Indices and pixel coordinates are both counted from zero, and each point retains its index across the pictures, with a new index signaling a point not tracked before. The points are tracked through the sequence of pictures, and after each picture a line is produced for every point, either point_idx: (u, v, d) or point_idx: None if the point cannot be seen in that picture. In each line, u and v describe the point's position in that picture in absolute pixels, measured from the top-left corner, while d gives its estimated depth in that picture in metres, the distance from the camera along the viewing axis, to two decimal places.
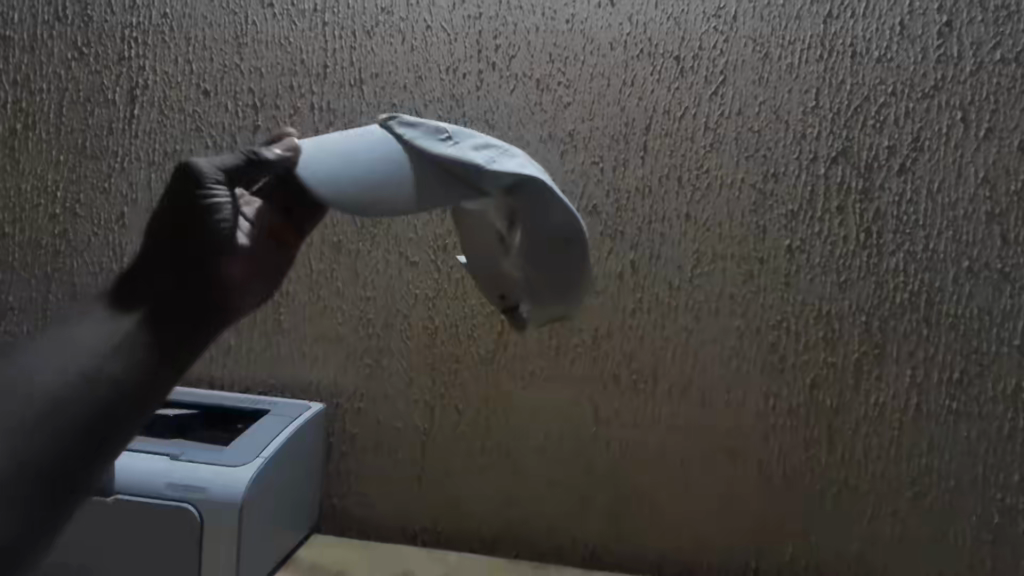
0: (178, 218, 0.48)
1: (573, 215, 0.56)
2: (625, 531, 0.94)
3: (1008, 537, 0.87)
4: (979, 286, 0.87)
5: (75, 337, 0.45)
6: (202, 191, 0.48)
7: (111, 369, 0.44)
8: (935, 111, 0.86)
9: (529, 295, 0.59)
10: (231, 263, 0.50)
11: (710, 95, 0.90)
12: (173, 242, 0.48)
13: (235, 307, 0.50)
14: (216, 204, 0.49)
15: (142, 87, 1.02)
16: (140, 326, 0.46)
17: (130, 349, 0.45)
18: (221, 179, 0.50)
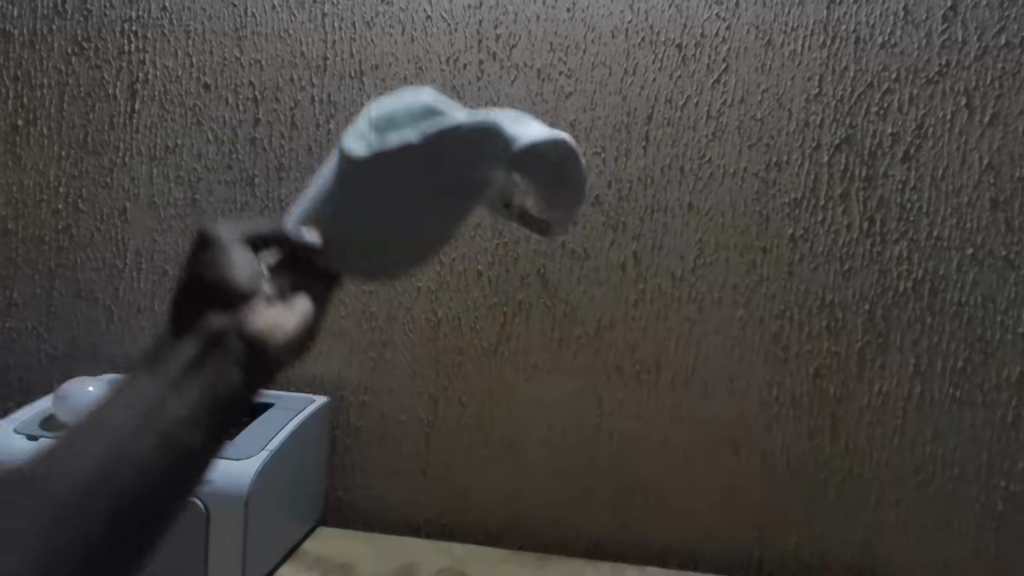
0: (194, 282, 0.41)
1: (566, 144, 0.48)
2: (629, 522, 0.94)
3: (1013, 524, 0.87)
4: (984, 274, 0.86)
5: (115, 401, 0.36)
6: (215, 249, 0.42)
7: (160, 423, 0.36)
8: (939, 97, 0.86)
9: (542, 203, 0.50)
10: (264, 313, 0.41)
11: (713, 84, 0.89)
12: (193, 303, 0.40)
13: (269, 356, 0.40)
14: (231, 258, 0.42)
15: (142, 81, 1.01)
16: (186, 368, 0.38)
17: (177, 399, 0.37)
18: (240, 241, 0.43)
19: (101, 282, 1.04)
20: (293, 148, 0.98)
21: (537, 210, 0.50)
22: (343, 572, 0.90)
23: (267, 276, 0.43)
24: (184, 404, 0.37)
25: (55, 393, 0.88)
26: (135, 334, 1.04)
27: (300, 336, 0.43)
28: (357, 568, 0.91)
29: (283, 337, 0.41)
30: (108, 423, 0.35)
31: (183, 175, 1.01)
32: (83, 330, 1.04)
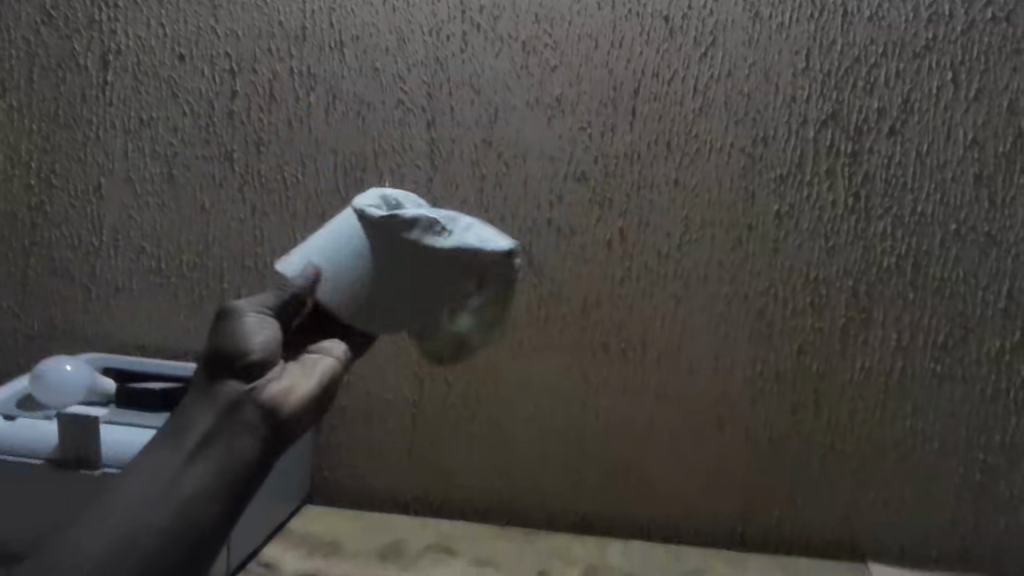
0: (215, 357, 0.52)
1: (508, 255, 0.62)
2: (615, 498, 0.95)
3: (989, 495, 0.89)
4: (966, 250, 0.87)
5: (140, 478, 0.47)
6: (235, 320, 0.54)
7: (173, 500, 0.46)
8: (925, 72, 0.85)
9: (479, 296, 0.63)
10: (281, 376, 0.53)
11: (700, 57, 0.88)
12: (215, 378, 0.51)
13: (283, 418, 0.51)
14: (248, 328, 0.54)
15: (114, 52, 0.98)
16: (200, 442, 0.48)
17: (195, 470, 0.47)
18: (256, 310, 0.56)
19: (77, 260, 1.01)
20: (272, 122, 0.96)
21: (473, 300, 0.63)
22: (330, 549, 0.90)
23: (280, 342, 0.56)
24: (201, 474, 0.47)
25: (31, 373, 0.87)
26: (113, 313, 1.02)
27: (306, 402, 0.52)
28: (344, 545, 0.91)
29: (302, 396, 0.52)
30: (136, 503, 0.46)
31: (159, 150, 0.99)
32: (60, 310, 1.02)
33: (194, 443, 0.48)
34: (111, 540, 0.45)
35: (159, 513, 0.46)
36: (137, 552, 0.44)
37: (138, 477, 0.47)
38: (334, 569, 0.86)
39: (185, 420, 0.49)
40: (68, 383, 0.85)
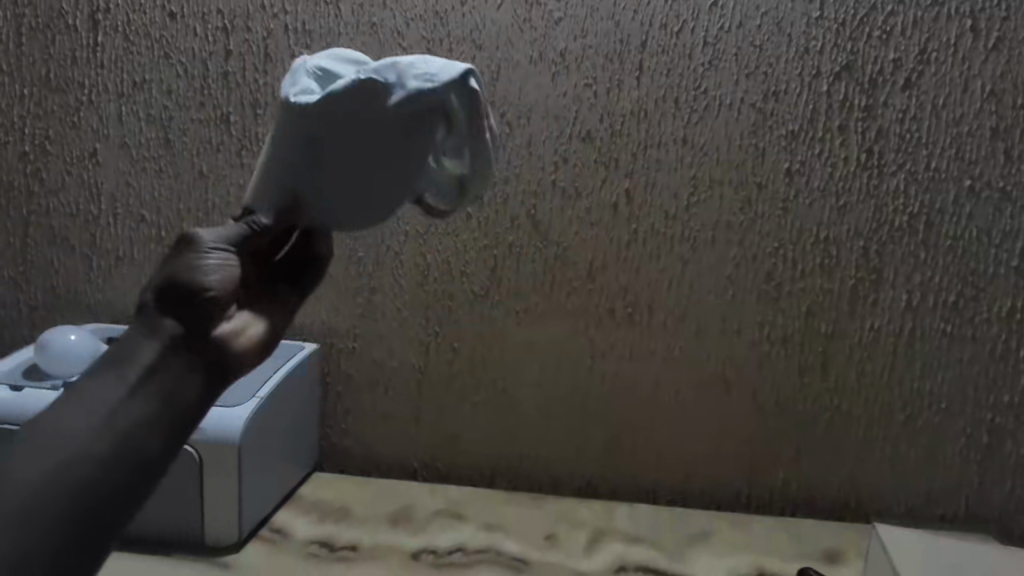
0: (173, 287, 0.44)
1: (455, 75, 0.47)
2: (620, 462, 0.96)
3: (994, 454, 0.89)
4: (980, 207, 0.85)
5: (72, 406, 0.40)
6: (197, 255, 0.46)
7: (110, 432, 0.40)
8: (944, 20, 0.82)
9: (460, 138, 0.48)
10: (234, 318, 0.47)
11: (710, 7, 0.84)
12: (171, 310, 0.44)
13: (227, 366, 0.45)
14: (212, 267, 0.46)
15: (103, 10, 0.95)
16: (144, 375, 0.42)
17: (138, 403, 0.41)
18: (221, 244, 0.47)
19: (77, 228, 1.00)
20: (267, 82, 0.93)
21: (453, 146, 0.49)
22: (339, 515, 0.91)
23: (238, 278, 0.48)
24: (147, 406, 0.41)
25: (37, 342, 0.86)
26: (116, 283, 1.01)
27: (253, 352, 0.47)
28: (353, 511, 0.92)
29: (249, 343, 0.47)
30: (68, 429, 0.39)
31: (154, 114, 0.96)
32: (63, 279, 1.02)
33: (139, 374, 0.41)
34: (49, 469, 0.38)
35: (97, 443, 0.39)
36: (79, 486, 0.38)
37: (68, 404, 0.40)
38: (345, 535, 0.88)
39: (124, 348, 0.42)
40: (73, 349, 0.84)
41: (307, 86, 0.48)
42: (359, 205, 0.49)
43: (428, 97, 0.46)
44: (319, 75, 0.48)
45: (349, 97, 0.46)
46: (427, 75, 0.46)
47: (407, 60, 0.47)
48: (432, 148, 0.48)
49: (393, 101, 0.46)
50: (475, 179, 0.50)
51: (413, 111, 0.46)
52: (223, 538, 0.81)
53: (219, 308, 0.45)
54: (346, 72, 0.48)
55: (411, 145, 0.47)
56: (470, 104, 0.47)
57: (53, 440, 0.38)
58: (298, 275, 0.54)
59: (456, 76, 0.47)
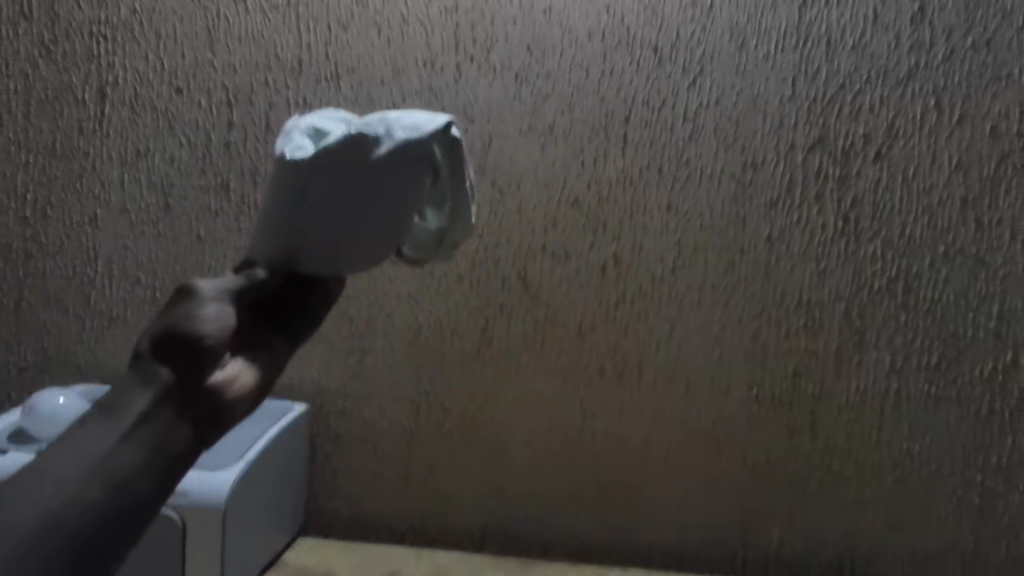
0: (169, 337, 0.43)
1: (439, 127, 0.50)
2: (612, 525, 0.95)
3: (987, 516, 0.89)
4: (955, 272, 0.88)
5: (67, 450, 0.40)
6: (196, 304, 0.45)
7: (104, 476, 0.39)
8: (909, 99, 0.87)
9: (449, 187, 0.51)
10: (227, 366, 0.46)
11: (689, 86, 0.90)
12: (164, 359, 0.43)
13: (219, 414, 0.44)
14: (211, 316, 0.45)
15: (112, 84, 0.99)
16: (140, 421, 0.41)
17: (129, 449, 0.40)
18: (222, 293, 0.46)
19: (72, 290, 1.01)
20: (267, 153, 0.97)
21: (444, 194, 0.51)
22: None
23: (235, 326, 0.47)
24: (140, 453, 0.40)
25: (24, 406, 0.86)
26: (108, 345, 1.01)
27: (248, 397, 0.47)
28: None
29: (243, 387, 0.47)
30: (61, 474, 0.39)
31: (155, 181, 0.99)
32: (54, 340, 1.02)
33: (133, 420, 0.41)
34: (40, 515, 0.38)
35: (90, 488, 0.39)
36: (68, 534, 0.38)
37: (62, 449, 0.40)
38: None
39: (117, 396, 0.42)
40: (62, 411, 0.84)
41: (300, 142, 0.50)
42: (348, 253, 0.50)
43: (414, 146, 0.49)
44: (311, 133, 0.51)
45: (340, 149, 0.49)
46: (413, 127, 0.49)
47: (393, 116, 0.50)
48: (419, 196, 0.50)
49: (382, 151, 0.49)
50: (462, 226, 0.52)
51: (400, 158, 0.49)
52: None
53: (214, 358, 0.44)
54: (336, 128, 0.50)
55: (398, 191, 0.49)
56: (452, 154, 0.50)
57: (46, 483, 0.38)
58: (293, 321, 0.53)
59: (440, 128, 0.50)
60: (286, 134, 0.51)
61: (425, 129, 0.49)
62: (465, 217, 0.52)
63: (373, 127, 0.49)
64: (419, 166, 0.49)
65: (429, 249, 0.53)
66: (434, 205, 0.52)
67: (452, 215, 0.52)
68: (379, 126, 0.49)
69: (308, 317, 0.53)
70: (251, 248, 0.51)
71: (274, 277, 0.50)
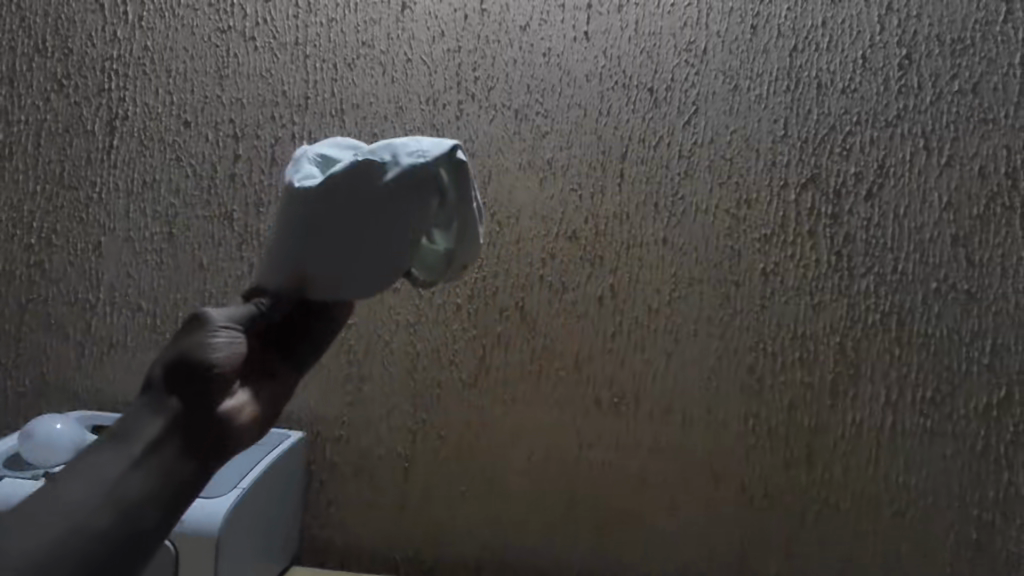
0: (180, 366, 0.46)
1: (444, 151, 0.51)
2: (610, 556, 0.93)
3: (986, 553, 0.88)
4: (947, 307, 0.89)
5: (78, 478, 0.42)
6: (206, 333, 0.47)
7: (113, 503, 0.42)
8: (898, 140, 0.90)
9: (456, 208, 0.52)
10: (236, 394, 0.48)
11: (684, 125, 0.93)
12: (175, 387, 0.45)
13: (229, 441, 0.46)
14: (220, 345, 0.47)
15: (122, 117, 1.02)
16: (150, 449, 0.44)
17: (138, 477, 0.43)
18: (231, 322, 0.49)
19: (73, 316, 1.02)
20: (272, 185, 0.99)
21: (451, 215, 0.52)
22: None
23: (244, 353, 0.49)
24: (149, 481, 0.43)
25: (22, 430, 0.85)
26: (106, 371, 1.01)
27: (255, 425, 0.49)
28: None
29: (250, 416, 0.48)
30: (70, 501, 0.41)
31: (161, 210, 1.01)
32: (53, 365, 1.02)
33: (143, 448, 0.44)
34: (49, 540, 0.40)
35: (99, 515, 0.41)
36: (75, 559, 0.40)
37: (73, 477, 0.42)
38: None
39: (129, 426, 0.44)
40: (59, 436, 0.83)
41: (308, 171, 0.51)
42: (358, 277, 0.51)
43: (420, 171, 0.50)
44: (320, 160, 0.52)
45: (347, 175, 0.49)
46: (418, 152, 0.50)
47: (399, 142, 0.51)
48: (427, 219, 0.51)
49: (388, 176, 0.49)
50: (469, 247, 0.53)
51: (407, 183, 0.50)
52: None
53: (223, 385, 0.46)
54: (344, 155, 0.52)
55: (405, 215, 0.50)
56: (458, 175, 0.52)
57: (59, 509, 0.41)
58: (299, 346, 0.55)
59: (445, 152, 0.51)
60: (295, 163, 0.53)
61: (431, 152, 0.50)
62: (473, 238, 0.52)
63: (381, 153, 0.50)
64: (427, 189, 0.50)
65: (437, 271, 0.53)
66: (442, 227, 0.52)
67: (459, 237, 0.52)
68: (386, 152, 0.50)
69: (314, 341, 0.56)
70: (260, 276, 0.53)
71: (281, 301, 0.51)
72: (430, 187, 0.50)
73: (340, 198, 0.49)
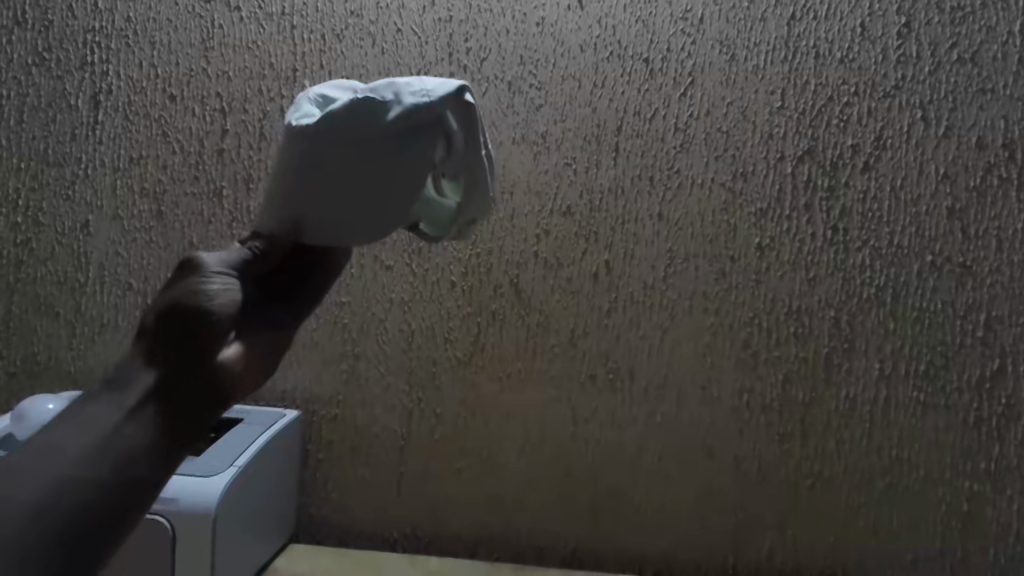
0: (170, 313, 0.40)
1: (450, 92, 0.49)
2: (604, 528, 0.94)
3: (976, 524, 0.89)
4: (943, 280, 0.89)
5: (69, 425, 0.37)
6: (199, 279, 0.43)
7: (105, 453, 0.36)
8: (896, 110, 0.88)
9: (464, 155, 0.51)
10: (231, 346, 0.42)
11: (680, 96, 0.91)
12: (164, 336, 0.40)
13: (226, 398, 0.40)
14: (214, 289, 0.43)
15: (105, 92, 1.00)
16: (140, 401, 0.37)
17: (133, 429, 0.37)
18: (226, 269, 0.45)
19: (63, 295, 1.01)
20: (261, 160, 0.97)
21: (459, 163, 0.52)
22: None
23: (240, 304, 0.44)
24: (142, 432, 0.37)
25: (13, 413, 0.85)
26: (98, 351, 1.00)
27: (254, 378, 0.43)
28: None
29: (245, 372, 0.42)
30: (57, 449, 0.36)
31: (149, 187, 0.99)
32: (44, 346, 1.01)
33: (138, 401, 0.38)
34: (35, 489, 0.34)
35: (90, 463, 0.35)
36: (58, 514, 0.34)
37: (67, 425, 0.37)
38: None
39: (122, 376, 0.39)
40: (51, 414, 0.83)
41: (307, 111, 0.49)
42: (360, 218, 0.49)
43: (425, 111, 0.48)
44: (319, 101, 0.49)
45: (347, 114, 0.48)
46: (422, 93, 0.49)
47: (402, 81, 0.49)
48: (433, 163, 0.50)
49: (390, 117, 0.48)
50: (476, 200, 0.53)
51: (412, 122, 0.48)
52: None
53: (218, 331, 0.41)
54: (343, 95, 0.49)
55: (411, 157, 0.48)
56: (465, 118, 0.51)
57: (46, 457, 0.35)
58: (298, 296, 0.51)
59: (450, 93, 0.49)
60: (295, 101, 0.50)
61: (435, 91, 0.49)
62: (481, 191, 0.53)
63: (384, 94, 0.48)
64: (434, 130, 0.49)
65: (443, 225, 0.53)
66: (450, 177, 0.52)
67: (467, 189, 0.53)
68: (389, 92, 0.48)
69: (314, 288, 0.52)
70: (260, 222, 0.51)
71: (278, 241, 0.49)
72: (437, 129, 0.49)
73: (340, 135, 0.47)
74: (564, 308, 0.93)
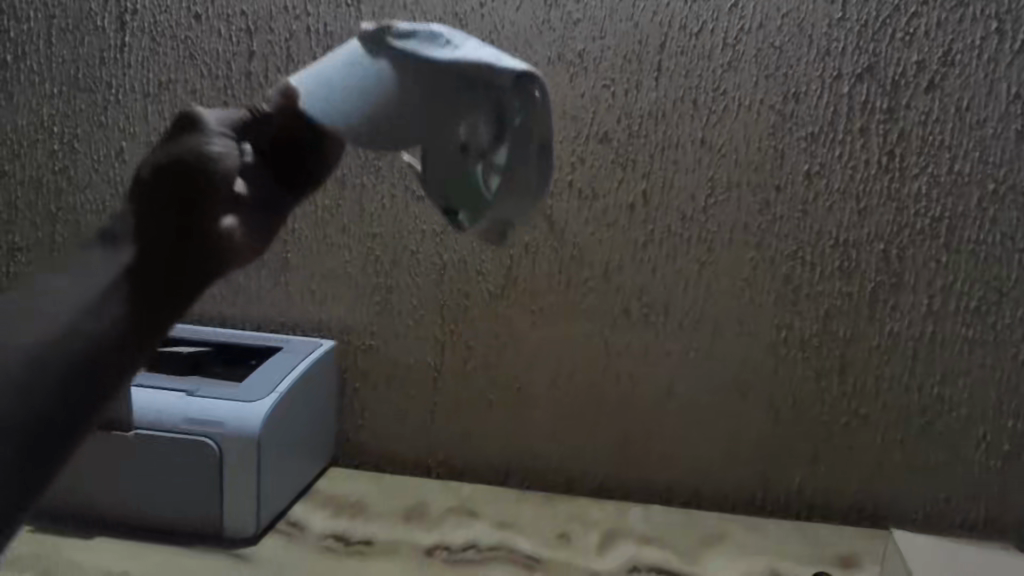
0: (169, 166, 0.36)
1: (530, 75, 0.45)
2: (634, 460, 0.96)
3: (1015, 461, 0.88)
4: (1004, 210, 0.83)
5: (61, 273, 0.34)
6: (200, 134, 0.38)
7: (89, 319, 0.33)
8: (969, 21, 0.81)
9: (517, 149, 0.46)
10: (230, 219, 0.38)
11: (730, 8, 0.84)
12: (156, 192, 0.36)
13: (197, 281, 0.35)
14: (218, 147, 0.38)
15: (131, 11, 0.97)
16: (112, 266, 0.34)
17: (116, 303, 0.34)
18: (227, 128, 0.39)
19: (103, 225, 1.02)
20: None
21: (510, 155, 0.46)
22: (357, 512, 0.92)
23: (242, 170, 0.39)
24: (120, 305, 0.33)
25: None
26: None
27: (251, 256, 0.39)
28: (371, 508, 0.93)
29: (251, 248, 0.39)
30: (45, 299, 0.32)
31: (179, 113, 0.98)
32: None
33: (112, 277, 0.34)
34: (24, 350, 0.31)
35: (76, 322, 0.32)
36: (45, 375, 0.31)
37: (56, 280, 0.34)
38: (360, 531, 0.88)
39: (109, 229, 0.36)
40: None
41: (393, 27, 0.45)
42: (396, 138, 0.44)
43: (494, 74, 0.44)
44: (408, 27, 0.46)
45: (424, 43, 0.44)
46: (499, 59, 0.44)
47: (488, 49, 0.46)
48: (479, 135, 0.46)
49: (459, 60, 0.44)
50: (520, 205, 0.47)
51: (476, 77, 0.44)
52: (241, 523, 0.81)
53: (220, 194, 0.37)
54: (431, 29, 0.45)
55: (461, 111, 0.44)
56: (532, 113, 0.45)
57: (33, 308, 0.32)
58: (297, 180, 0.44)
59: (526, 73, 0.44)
60: None
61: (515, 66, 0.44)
62: (536, 202, 0.48)
63: (464, 45, 0.45)
64: (497, 100, 0.45)
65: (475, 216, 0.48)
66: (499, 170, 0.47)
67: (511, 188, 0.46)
68: (470, 46, 0.45)
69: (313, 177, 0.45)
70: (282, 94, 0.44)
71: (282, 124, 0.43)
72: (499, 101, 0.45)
73: (413, 64, 0.44)
74: (599, 238, 0.91)
